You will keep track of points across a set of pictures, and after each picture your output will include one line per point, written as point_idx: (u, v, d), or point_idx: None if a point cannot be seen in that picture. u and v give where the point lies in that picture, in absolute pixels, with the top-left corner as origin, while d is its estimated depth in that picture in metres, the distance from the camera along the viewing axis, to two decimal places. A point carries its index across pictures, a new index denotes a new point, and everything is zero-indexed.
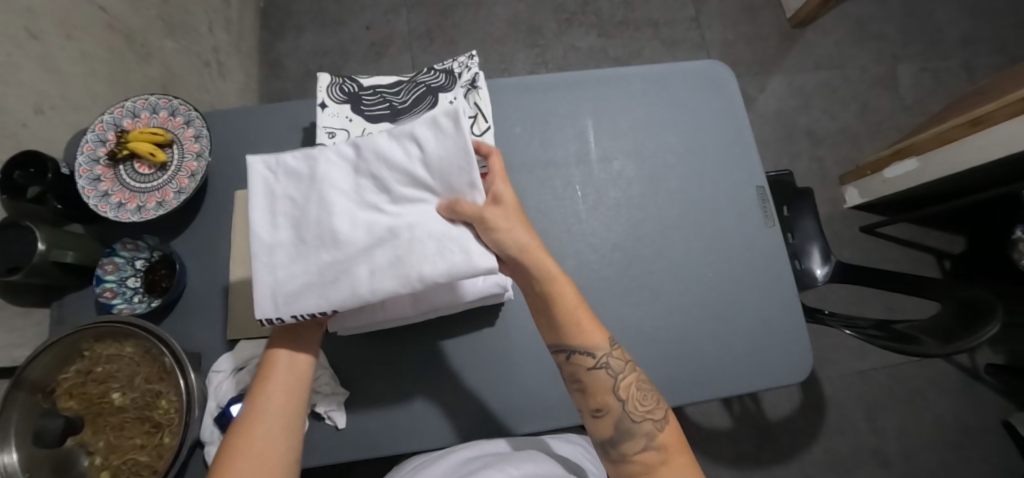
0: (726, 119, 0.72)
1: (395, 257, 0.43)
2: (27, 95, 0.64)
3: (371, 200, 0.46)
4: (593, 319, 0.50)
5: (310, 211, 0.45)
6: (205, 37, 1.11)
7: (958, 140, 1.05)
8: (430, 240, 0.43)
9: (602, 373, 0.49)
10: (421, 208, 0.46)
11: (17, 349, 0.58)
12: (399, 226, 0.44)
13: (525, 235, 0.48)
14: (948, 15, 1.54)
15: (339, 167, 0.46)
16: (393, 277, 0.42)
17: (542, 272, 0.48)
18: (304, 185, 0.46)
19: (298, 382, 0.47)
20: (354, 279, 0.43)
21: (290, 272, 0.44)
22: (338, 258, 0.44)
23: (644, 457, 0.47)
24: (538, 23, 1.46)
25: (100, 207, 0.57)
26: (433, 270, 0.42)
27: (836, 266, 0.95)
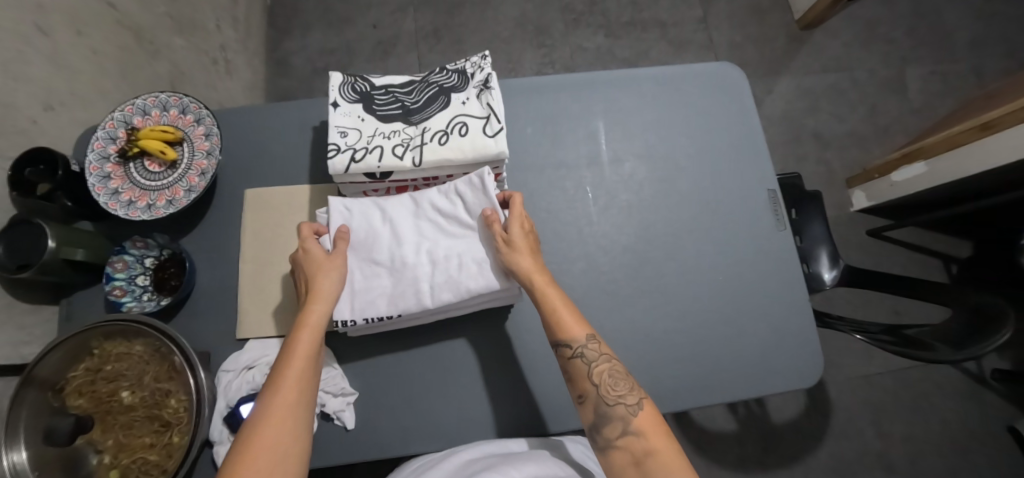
0: (738, 122, 0.71)
1: (451, 276, 0.54)
2: (37, 92, 0.64)
3: (425, 232, 0.56)
4: (573, 312, 0.51)
5: (378, 242, 0.56)
6: (213, 35, 1.11)
7: (966, 144, 1.04)
8: (480, 264, 0.54)
9: (580, 362, 0.49)
10: (466, 240, 0.56)
11: (26, 346, 0.58)
12: (452, 253, 0.55)
13: (525, 258, 0.52)
14: (958, 18, 1.53)
15: (405, 209, 0.57)
16: (450, 291, 0.53)
17: (532, 284, 0.51)
18: (373, 221, 0.56)
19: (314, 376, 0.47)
20: (419, 293, 0.54)
21: (364, 287, 0.55)
22: (402, 278, 0.54)
23: (626, 443, 0.45)
24: (546, 23, 1.45)
25: (110, 204, 0.57)
26: (481, 286, 0.53)
27: (844, 270, 0.94)
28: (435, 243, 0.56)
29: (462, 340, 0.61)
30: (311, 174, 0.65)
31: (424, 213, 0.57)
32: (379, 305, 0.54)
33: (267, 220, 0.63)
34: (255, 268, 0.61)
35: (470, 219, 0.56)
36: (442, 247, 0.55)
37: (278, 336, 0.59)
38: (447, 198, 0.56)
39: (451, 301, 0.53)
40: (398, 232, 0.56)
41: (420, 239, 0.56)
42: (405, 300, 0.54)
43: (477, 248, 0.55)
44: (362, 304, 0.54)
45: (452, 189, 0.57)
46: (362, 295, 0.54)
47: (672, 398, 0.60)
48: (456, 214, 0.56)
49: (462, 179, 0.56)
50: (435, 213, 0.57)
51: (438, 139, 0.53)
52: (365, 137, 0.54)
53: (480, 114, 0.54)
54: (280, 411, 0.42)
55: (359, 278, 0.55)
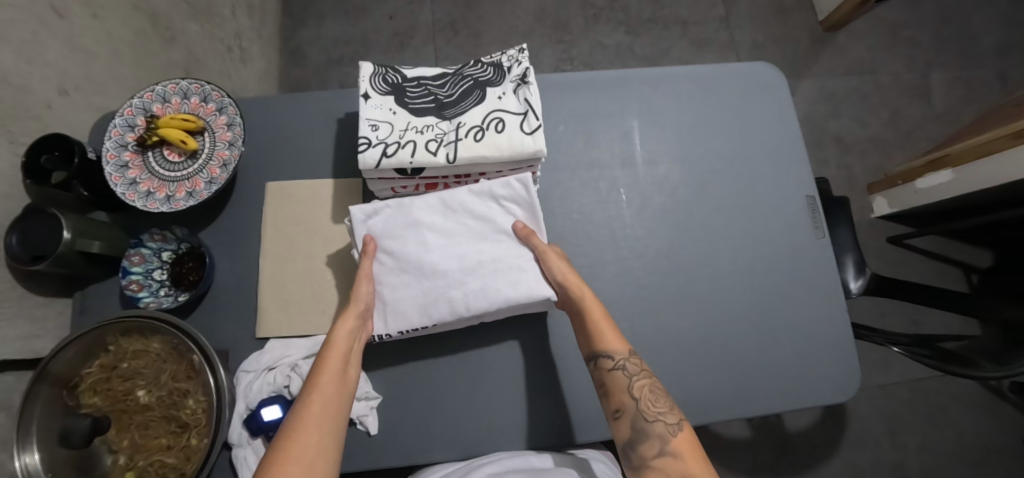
0: (778, 125, 0.69)
1: (487, 284, 0.51)
2: (51, 75, 0.62)
3: (456, 236, 0.54)
4: (611, 325, 0.50)
5: (407, 246, 0.53)
6: (228, 22, 1.08)
7: (996, 153, 1.02)
8: (516, 271, 0.52)
9: (619, 375, 0.48)
10: (500, 245, 0.54)
11: (39, 340, 0.55)
12: (485, 260, 0.53)
13: (561, 265, 0.52)
14: (984, 23, 1.50)
15: (433, 211, 0.54)
16: (485, 300, 0.51)
17: (572, 294, 0.50)
18: (401, 225, 0.54)
19: (347, 386, 0.46)
20: (452, 301, 0.51)
21: (393, 297, 0.53)
22: (432, 286, 0.52)
23: (660, 464, 0.43)
24: (565, 18, 1.42)
25: (128, 195, 0.54)
26: (519, 295, 0.51)
27: (871, 279, 0.90)
28: (467, 248, 0.53)
29: (489, 344, 0.58)
30: (334, 167, 0.63)
31: (453, 213, 0.54)
32: (411, 315, 0.52)
33: (290, 214, 0.60)
34: (277, 263, 0.59)
35: (504, 221, 0.54)
36: (474, 253, 0.53)
37: (299, 335, 0.57)
38: (481, 198, 0.54)
39: (486, 308, 0.51)
40: (428, 236, 0.54)
41: (453, 243, 0.54)
42: (437, 309, 0.52)
43: (512, 253, 0.53)
44: (393, 315, 0.52)
45: (486, 191, 0.55)
46: (391, 306, 0.52)
47: (703, 409, 0.58)
48: (491, 218, 0.54)
49: (498, 181, 0.54)
50: (466, 214, 0.54)
51: (473, 134, 0.51)
52: (397, 131, 0.51)
53: (518, 111, 0.52)
54: (313, 423, 0.41)
55: (390, 287, 0.53)
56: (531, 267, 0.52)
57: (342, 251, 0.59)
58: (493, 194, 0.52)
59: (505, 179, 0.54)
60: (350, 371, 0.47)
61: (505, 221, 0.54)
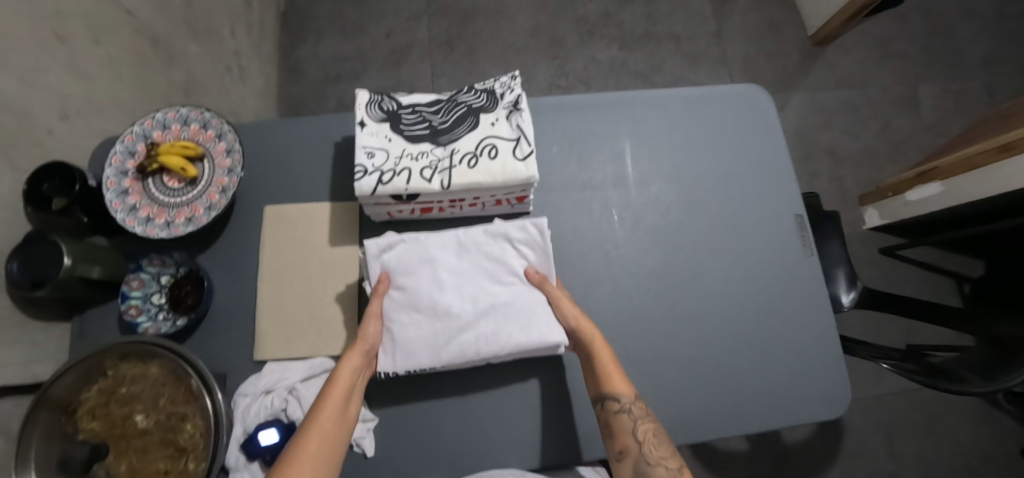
0: (767, 145, 0.70)
1: (498, 328, 0.53)
2: (53, 101, 0.63)
3: (468, 275, 0.55)
4: (618, 368, 0.51)
5: (418, 283, 0.54)
6: (227, 41, 1.11)
7: (984, 167, 1.04)
8: (529, 315, 0.53)
9: (624, 417, 0.49)
10: (513, 289, 0.55)
11: (38, 364, 0.56)
12: (497, 303, 0.54)
13: (571, 307, 0.54)
14: (970, 36, 1.53)
15: (448, 250, 0.56)
16: (497, 345, 0.52)
17: (586, 337, 0.52)
18: (416, 262, 0.55)
19: (348, 424, 0.47)
20: (462, 344, 0.52)
21: (402, 336, 0.53)
22: (444, 327, 0.53)
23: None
24: (559, 34, 1.45)
25: (128, 221, 0.55)
26: (531, 341, 0.52)
27: (862, 292, 0.91)
28: (480, 289, 0.55)
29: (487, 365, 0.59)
30: (331, 190, 0.64)
31: (468, 253, 0.56)
32: (419, 355, 0.52)
33: (288, 237, 0.61)
34: (275, 285, 0.60)
35: (518, 265, 0.56)
36: (486, 295, 0.54)
37: (296, 356, 0.57)
38: (496, 241, 0.56)
39: (497, 353, 0.52)
40: (440, 275, 0.55)
41: (465, 284, 0.55)
42: (446, 350, 0.52)
43: (524, 298, 0.54)
44: (403, 355, 0.52)
45: (500, 232, 0.56)
46: (400, 346, 0.52)
47: (696, 427, 0.59)
48: (504, 261, 0.56)
49: (514, 224, 0.56)
50: (480, 255, 0.56)
51: (467, 161, 0.52)
52: (392, 158, 0.53)
53: (510, 137, 0.53)
54: (311, 457, 0.42)
55: (398, 324, 0.53)
56: (543, 311, 0.54)
57: (339, 273, 0.60)
58: (509, 237, 0.54)
59: (522, 223, 0.56)
60: (351, 407, 0.48)
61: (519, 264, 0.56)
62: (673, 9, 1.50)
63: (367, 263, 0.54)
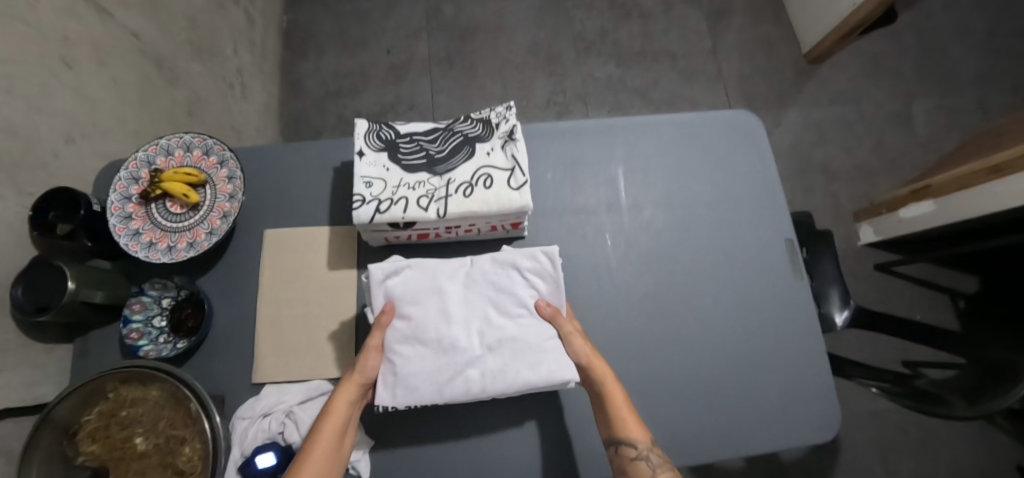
0: (759, 171, 0.71)
1: (504, 365, 0.53)
2: (59, 124, 0.65)
3: (475, 308, 0.56)
4: (632, 411, 0.52)
5: (424, 314, 0.55)
6: (230, 59, 1.13)
7: (976, 186, 1.05)
8: (536, 352, 0.54)
9: (642, 465, 0.49)
10: (520, 322, 0.55)
11: (39, 386, 0.57)
12: (503, 339, 0.54)
13: (583, 343, 0.55)
14: (962, 53, 1.55)
15: (455, 282, 0.57)
16: (503, 382, 0.52)
17: (596, 374, 0.53)
18: (423, 292, 0.56)
19: (337, 461, 0.48)
20: (468, 379, 0.53)
21: (407, 369, 0.53)
22: (450, 361, 0.53)
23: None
24: (557, 51, 1.47)
25: (131, 246, 0.56)
26: (539, 378, 0.52)
27: (855, 312, 0.92)
28: (486, 323, 0.55)
29: None
30: (330, 214, 0.65)
31: (475, 285, 0.57)
32: (423, 390, 0.52)
33: (287, 260, 0.62)
34: (274, 309, 0.61)
35: (527, 297, 0.57)
36: (493, 330, 0.55)
37: (294, 379, 0.59)
38: (503, 273, 0.57)
39: (503, 391, 0.52)
40: (447, 306, 0.56)
41: (472, 317, 0.55)
42: (452, 386, 0.52)
43: (532, 333, 0.55)
44: (406, 389, 0.52)
45: (508, 261, 0.58)
46: (403, 381, 0.52)
47: (686, 451, 0.60)
48: (512, 292, 0.57)
49: (522, 253, 0.57)
50: (487, 286, 0.57)
51: (462, 191, 0.53)
52: (390, 187, 0.54)
53: (505, 166, 0.55)
54: None
55: (401, 355, 0.54)
56: (552, 346, 0.54)
57: (336, 297, 0.61)
58: (519, 267, 0.55)
59: (531, 254, 0.57)
60: (342, 448, 0.49)
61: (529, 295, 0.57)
62: (669, 26, 1.53)
63: (370, 291, 0.55)
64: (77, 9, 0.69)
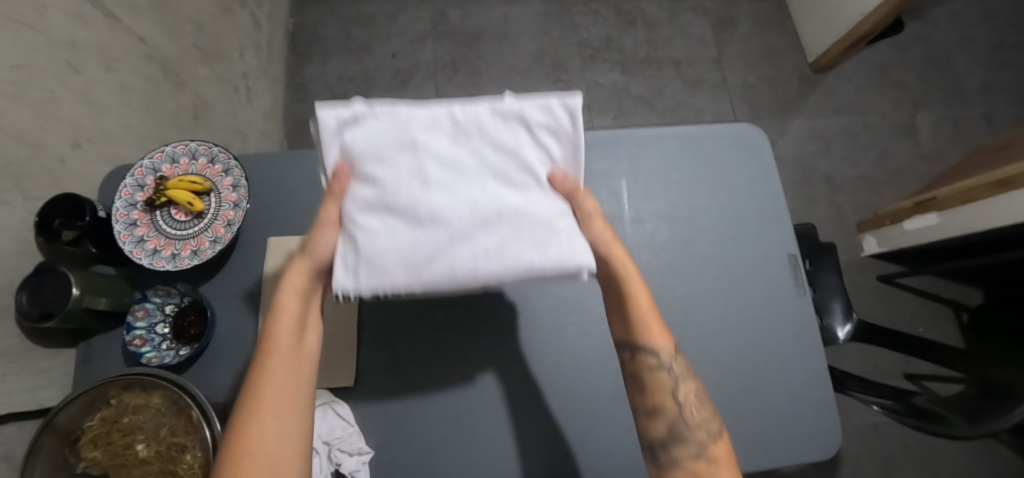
0: (762, 185, 0.71)
1: (503, 243, 0.39)
2: (65, 130, 0.65)
3: (465, 168, 0.41)
4: (657, 318, 0.47)
5: (394, 173, 0.40)
6: (236, 63, 1.14)
7: (981, 199, 1.04)
8: (547, 229, 0.40)
9: (664, 374, 0.47)
10: (527, 193, 0.42)
11: (42, 391, 0.57)
12: (503, 211, 0.40)
13: (603, 228, 0.44)
14: (968, 64, 1.54)
15: (439, 134, 0.42)
16: (505, 266, 0.38)
17: (616, 267, 0.44)
18: (393, 144, 0.41)
19: (301, 363, 0.41)
20: (456, 260, 0.38)
21: (370, 247, 0.38)
22: (429, 236, 0.39)
23: (695, 467, 0.45)
24: (562, 58, 1.47)
25: (135, 253, 0.57)
26: (550, 263, 0.39)
27: (858, 325, 0.92)
28: (481, 189, 0.40)
29: (478, 399, 0.60)
30: None
31: (466, 140, 0.42)
32: (393, 275, 0.38)
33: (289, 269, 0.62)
34: None
35: (536, 163, 0.43)
36: (490, 198, 0.40)
37: None
38: (505, 127, 0.43)
39: (504, 277, 0.38)
40: (426, 164, 0.40)
41: (461, 179, 0.41)
42: (433, 269, 0.38)
43: (542, 205, 0.41)
44: (370, 273, 0.38)
45: (514, 113, 0.43)
46: (366, 262, 0.38)
47: None
48: (517, 153, 0.42)
49: (534, 101, 0.42)
50: (483, 144, 0.42)
51: None
52: None
53: None
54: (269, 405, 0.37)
55: (361, 228, 0.39)
56: (569, 228, 0.40)
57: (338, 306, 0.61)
58: (530, 118, 0.41)
59: (544, 103, 0.43)
60: (308, 338, 0.43)
61: (539, 162, 0.43)
62: (674, 34, 1.53)
63: (320, 142, 0.40)
64: (85, 14, 0.69)
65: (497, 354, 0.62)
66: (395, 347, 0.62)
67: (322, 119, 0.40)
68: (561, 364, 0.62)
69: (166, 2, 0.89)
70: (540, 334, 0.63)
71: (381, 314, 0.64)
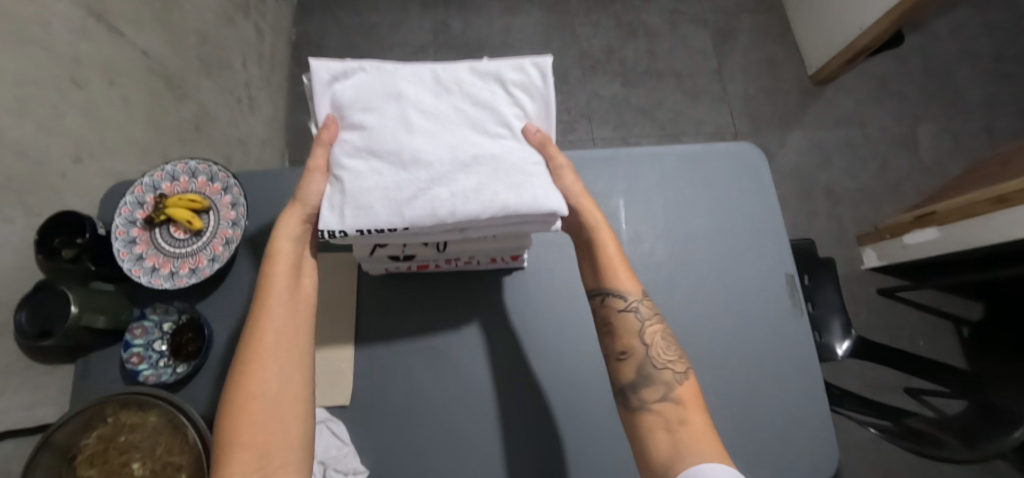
0: (761, 203, 0.71)
1: (476, 184, 0.44)
2: (68, 145, 0.65)
3: (446, 119, 0.49)
4: (625, 266, 0.53)
5: (384, 124, 0.48)
6: (239, 74, 1.14)
7: (982, 215, 1.04)
8: (515, 172, 0.45)
9: (630, 316, 0.52)
10: (501, 140, 0.48)
11: (40, 408, 0.57)
12: (480, 156, 0.46)
13: (573, 182, 0.52)
14: (969, 77, 1.54)
15: (423, 92, 0.50)
16: (477, 203, 0.44)
17: (583, 217, 0.52)
18: (380, 98, 0.49)
19: (299, 301, 0.49)
20: (433, 198, 0.44)
21: (355, 186, 0.45)
22: (411, 177, 0.45)
23: (662, 408, 0.48)
24: (563, 69, 1.48)
25: (134, 271, 0.57)
26: (522, 204, 0.44)
27: (857, 342, 0.92)
28: (458, 139, 0.47)
29: (475, 422, 0.59)
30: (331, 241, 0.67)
31: (448, 98, 0.50)
32: (377, 211, 0.44)
33: None
34: None
35: (510, 116, 0.50)
36: (465, 147, 0.47)
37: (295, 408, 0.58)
38: (482, 81, 0.51)
39: (478, 215, 0.44)
40: (412, 117, 0.48)
41: (441, 129, 0.48)
42: (415, 206, 0.44)
43: (514, 152, 0.47)
44: (355, 211, 0.44)
45: (490, 75, 0.51)
46: (352, 199, 0.45)
47: None
48: (493, 108, 0.50)
49: (510, 64, 0.51)
50: (462, 103, 0.50)
51: None
52: None
53: None
54: (271, 339, 0.46)
55: (355, 170, 0.46)
56: (540, 176, 0.46)
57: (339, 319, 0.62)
58: (502, 75, 0.49)
59: (516, 63, 0.51)
60: (303, 283, 0.51)
61: (514, 116, 0.51)
62: (674, 46, 1.53)
63: (316, 97, 0.49)
64: (88, 29, 0.70)
65: (494, 375, 0.61)
66: (391, 366, 0.61)
67: (317, 76, 0.49)
68: (559, 385, 0.60)
69: (170, 15, 0.90)
70: (538, 353, 0.62)
71: (376, 333, 0.63)
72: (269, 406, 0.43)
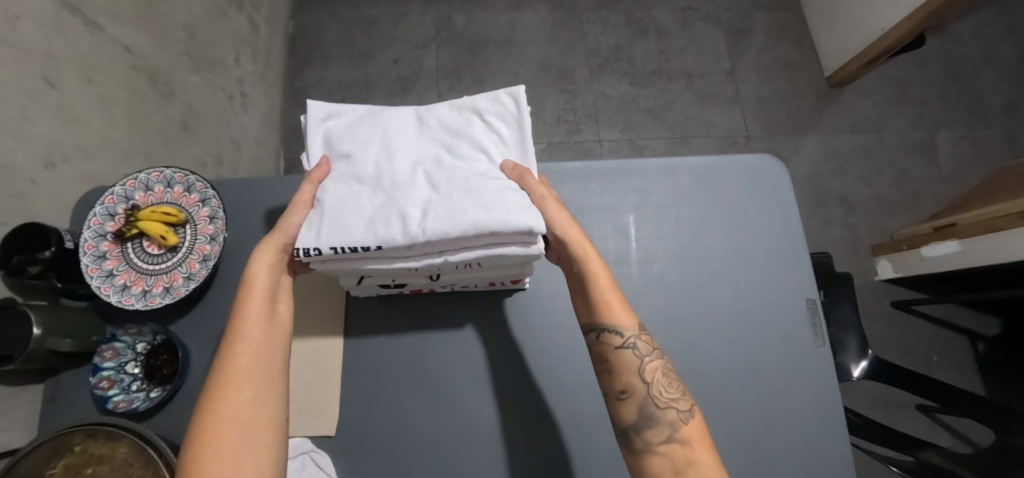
0: (782, 224, 0.66)
1: (452, 205, 0.43)
2: (38, 150, 0.61)
3: (428, 149, 0.48)
4: (618, 296, 0.49)
5: (364, 152, 0.48)
6: (231, 70, 1.09)
7: (1004, 230, 0.97)
8: (491, 191, 0.44)
9: (629, 353, 0.47)
10: (477, 165, 0.47)
11: (4, 434, 0.53)
12: (456, 178, 0.45)
13: (558, 210, 0.49)
14: (991, 81, 1.48)
15: (407, 125, 0.50)
16: (448, 221, 0.42)
17: (569, 245, 0.49)
18: (364, 132, 0.49)
19: (278, 335, 0.45)
20: (405, 217, 0.43)
21: (335, 205, 0.44)
22: (391, 198, 0.44)
23: (668, 451, 0.44)
24: (570, 68, 1.42)
25: (102, 288, 0.53)
26: (492, 221, 0.42)
27: (873, 363, 0.87)
28: (437, 164, 0.47)
29: (470, 461, 0.54)
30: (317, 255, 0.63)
31: (427, 128, 0.50)
32: (354, 230, 0.43)
33: None
34: None
35: (487, 142, 0.49)
36: (443, 171, 0.46)
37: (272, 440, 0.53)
38: (459, 113, 0.50)
39: (448, 233, 0.41)
40: (394, 146, 0.48)
41: (420, 157, 0.47)
42: (388, 225, 0.43)
43: (489, 175, 0.46)
44: (331, 228, 0.43)
45: (468, 106, 0.51)
46: (331, 217, 0.44)
47: None
48: (471, 135, 0.49)
49: (484, 95, 0.50)
50: (442, 130, 0.49)
51: None
52: None
53: None
54: (243, 372, 0.41)
55: (331, 193, 0.45)
56: (512, 192, 0.44)
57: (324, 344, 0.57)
58: (477, 107, 0.48)
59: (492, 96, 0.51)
60: (279, 312, 0.46)
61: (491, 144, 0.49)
62: (686, 45, 1.47)
63: (307, 133, 0.50)
64: (62, 24, 0.65)
65: (494, 410, 0.56)
66: (379, 395, 0.57)
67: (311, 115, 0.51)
68: (563, 419, 0.55)
69: (156, 9, 0.85)
70: (537, 385, 0.57)
71: (364, 359, 0.58)
72: (236, 443, 0.38)
